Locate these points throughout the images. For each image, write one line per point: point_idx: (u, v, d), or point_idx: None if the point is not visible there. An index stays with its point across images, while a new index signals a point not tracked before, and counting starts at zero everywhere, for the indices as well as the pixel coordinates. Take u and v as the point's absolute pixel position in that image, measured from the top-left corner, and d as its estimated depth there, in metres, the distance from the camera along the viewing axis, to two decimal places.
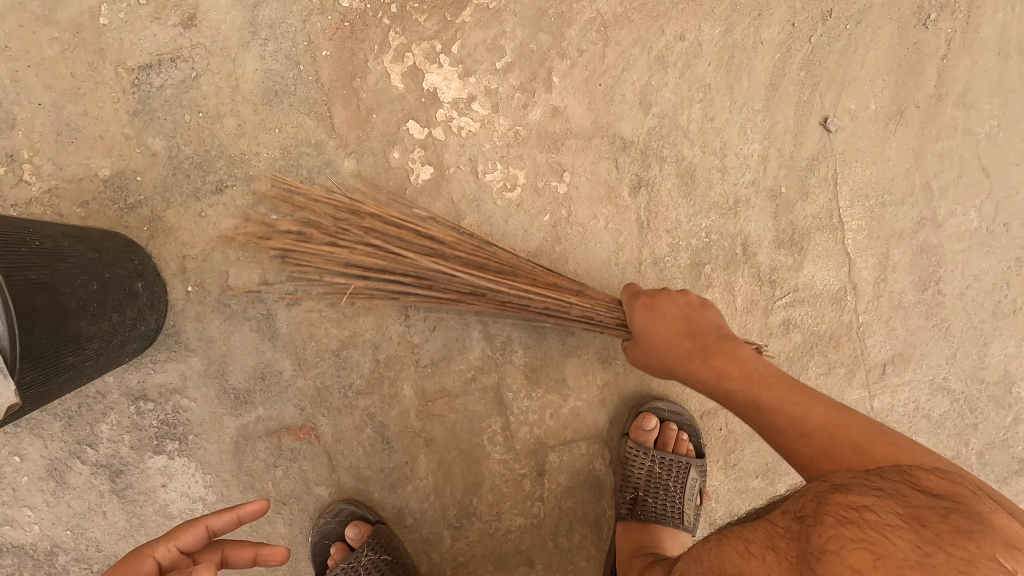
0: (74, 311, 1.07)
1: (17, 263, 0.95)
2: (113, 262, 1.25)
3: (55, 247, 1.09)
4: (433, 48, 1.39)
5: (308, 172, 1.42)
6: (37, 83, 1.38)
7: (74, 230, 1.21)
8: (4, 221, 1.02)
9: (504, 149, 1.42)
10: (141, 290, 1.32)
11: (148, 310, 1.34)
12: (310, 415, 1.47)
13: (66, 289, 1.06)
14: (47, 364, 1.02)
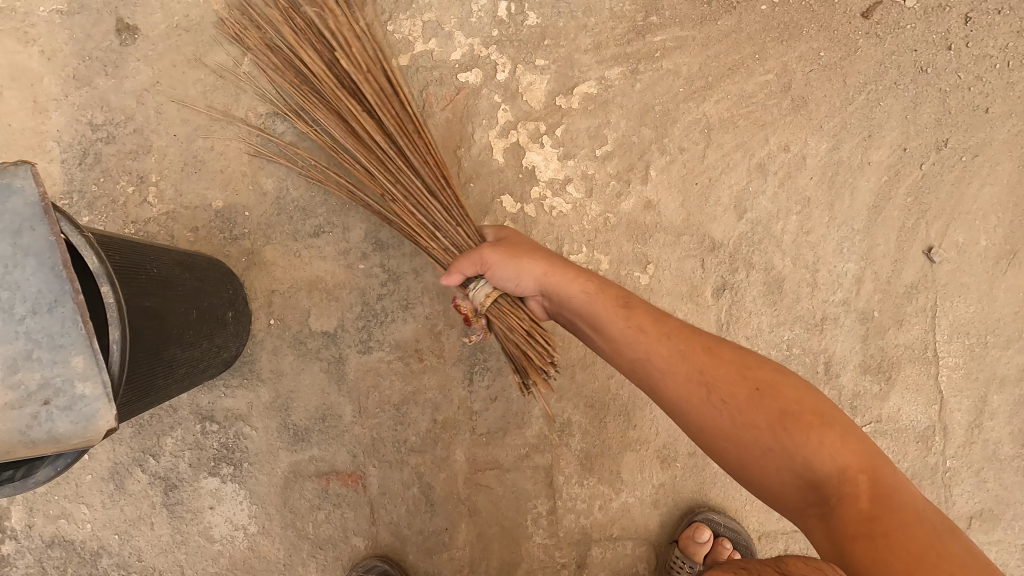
0: (173, 339, 1.14)
1: (136, 290, 1.02)
2: (213, 290, 1.33)
3: (167, 273, 1.16)
4: (538, 129, 1.44)
5: None
6: (177, 117, 1.51)
7: (186, 255, 1.30)
8: (133, 246, 1.10)
9: (592, 234, 1.43)
10: (230, 319, 1.38)
11: (232, 338, 1.40)
12: (360, 464, 1.48)
13: (170, 315, 1.12)
14: (141, 386, 1.08)
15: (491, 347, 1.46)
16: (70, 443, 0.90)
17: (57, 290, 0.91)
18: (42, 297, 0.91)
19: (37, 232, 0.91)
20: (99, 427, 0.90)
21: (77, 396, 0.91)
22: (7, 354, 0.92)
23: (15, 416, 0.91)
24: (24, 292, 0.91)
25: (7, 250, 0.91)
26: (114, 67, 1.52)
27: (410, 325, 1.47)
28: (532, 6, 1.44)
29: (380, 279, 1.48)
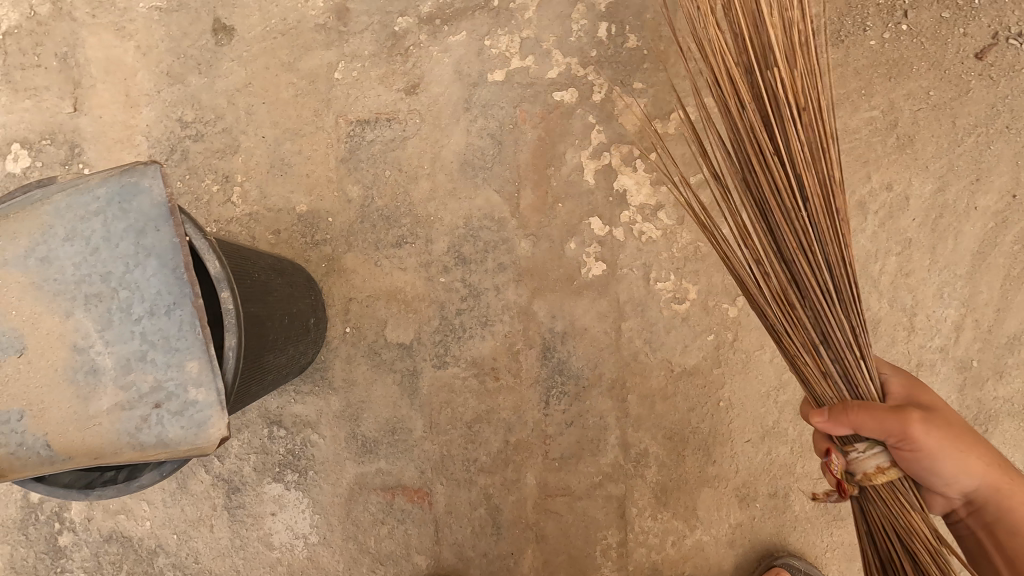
0: (269, 344, 1.13)
1: (247, 295, 1.02)
2: (300, 297, 1.32)
3: (268, 279, 1.16)
4: (632, 151, 1.42)
5: (484, 245, 1.45)
6: (267, 119, 1.51)
7: (277, 260, 1.28)
8: (238, 249, 1.10)
9: (681, 261, 1.41)
10: (312, 325, 1.37)
11: (312, 345, 1.39)
12: (428, 480, 1.46)
13: (269, 320, 1.12)
14: (239, 391, 1.07)
15: (569, 370, 1.43)
16: (178, 448, 0.89)
17: (177, 292, 0.91)
18: (161, 297, 0.91)
19: (161, 232, 0.91)
20: (210, 434, 0.89)
21: (189, 401, 0.90)
22: (122, 353, 0.91)
23: (125, 416, 0.90)
24: (143, 291, 0.91)
25: (129, 248, 0.91)
26: (208, 66, 1.52)
27: (487, 343, 1.45)
28: (633, 29, 1.42)
29: (461, 294, 1.46)
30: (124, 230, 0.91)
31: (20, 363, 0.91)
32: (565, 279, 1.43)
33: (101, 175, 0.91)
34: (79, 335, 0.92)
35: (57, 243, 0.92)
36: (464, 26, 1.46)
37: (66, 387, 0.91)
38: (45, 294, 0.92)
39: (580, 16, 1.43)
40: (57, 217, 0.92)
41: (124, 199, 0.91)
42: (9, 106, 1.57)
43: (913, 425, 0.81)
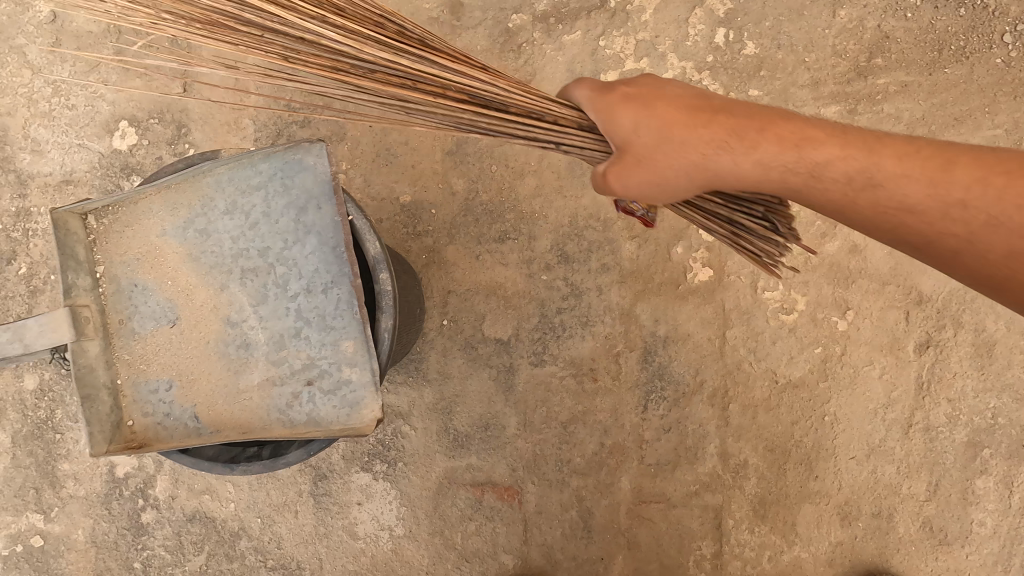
0: None
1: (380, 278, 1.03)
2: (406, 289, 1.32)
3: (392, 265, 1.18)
4: None
5: (589, 244, 1.45)
6: (374, 108, 1.51)
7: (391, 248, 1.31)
8: None
9: (790, 272, 1.39)
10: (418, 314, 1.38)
11: (415, 334, 1.40)
12: (519, 479, 1.44)
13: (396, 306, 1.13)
14: None
15: (670, 376, 1.41)
16: (330, 427, 0.89)
17: (335, 271, 0.90)
18: (318, 276, 0.91)
19: (321, 211, 0.90)
20: (365, 414, 0.88)
21: (343, 381, 0.90)
22: (275, 330, 0.91)
23: (276, 392, 0.91)
24: (300, 269, 0.91)
25: (288, 225, 0.91)
26: None
27: (587, 343, 1.44)
28: (753, 36, 1.41)
29: (562, 293, 1.45)
30: (284, 207, 0.90)
31: (173, 334, 0.92)
32: (670, 284, 1.42)
33: (264, 150, 0.90)
34: (233, 309, 0.92)
35: (217, 215, 0.92)
36: (579, 25, 1.46)
37: (217, 360, 0.92)
38: (201, 266, 0.92)
39: (699, 20, 1.42)
40: (217, 190, 0.92)
41: (285, 175, 0.91)
42: (118, 84, 1.58)
43: (701, 174, 0.80)
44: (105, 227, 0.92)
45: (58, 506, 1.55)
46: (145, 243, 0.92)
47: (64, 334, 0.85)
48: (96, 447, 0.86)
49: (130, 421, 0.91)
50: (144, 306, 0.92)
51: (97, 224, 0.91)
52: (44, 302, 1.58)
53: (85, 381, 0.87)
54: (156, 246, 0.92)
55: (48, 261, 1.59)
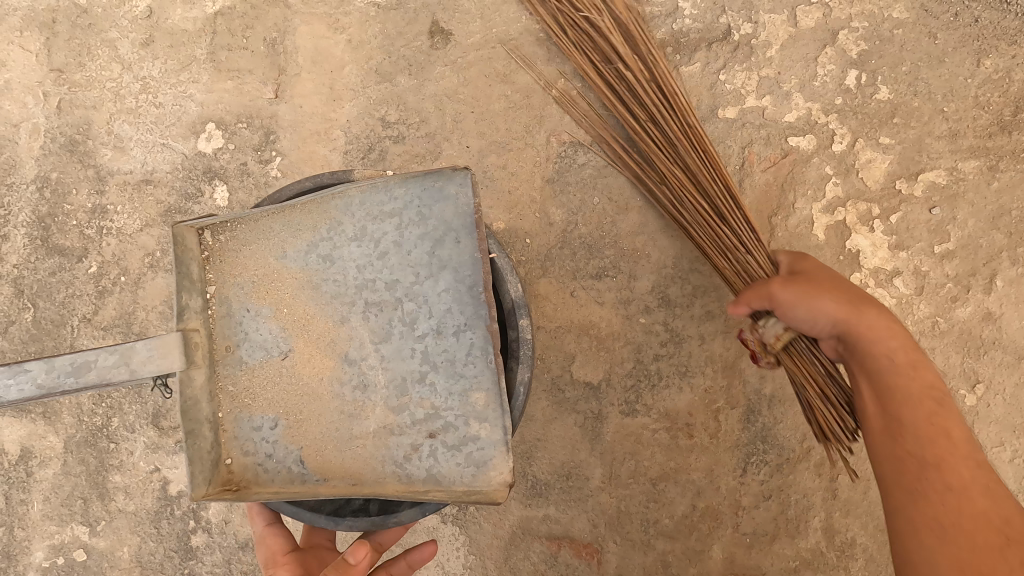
0: None
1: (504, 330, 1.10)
2: None
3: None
4: (870, 211, 1.31)
5: (694, 289, 1.35)
6: (473, 128, 1.44)
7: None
8: None
9: (915, 336, 1.29)
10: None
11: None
12: (600, 536, 1.33)
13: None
14: None
15: (774, 438, 1.30)
16: (452, 486, 0.91)
17: (472, 313, 0.95)
18: (451, 317, 0.95)
19: (462, 243, 0.95)
20: (495, 475, 0.90)
21: (469, 437, 0.93)
22: (399, 373, 0.96)
23: (395, 442, 0.94)
24: (432, 307, 0.96)
25: (422, 258, 0.96)
26: (419, 68, 1.47)
27: (685, 396, 1.33)
28: (887, 81, 1.33)
29: (661, 338, 1.35)
30: (420, 237, 0.96)
31: (284, 367, 0.96)
32: None
33: (403, 176, 0.95)
34: (353, 345, 0.97)
35: (344, 243, 0.97)
36: (698, 57, 1.38)
37: (332, 398, 0.96)
38: (322, 295, 0.97)
39: (829, 60, 1.34)
40: (346, 212, 0.97)
41: (422, 204, 0.96)
42: (208, 85, 1.53)
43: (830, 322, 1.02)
44: (223, 244, 0.96)
45: (105, 520, 1.47)
46: (265, 264, 0.97)
47: (174, 361, 0.83)
48: (199, 489, 0.84)
49: (230, 460, 0.92)
50: (257, 334, 0.96)
51: (214, 241, 0.95)
52: (112, 303, 1.52)
53: (192, 413, 0.87)
54: (275, 269, 0.97)
55: (120, 261, 1.53)
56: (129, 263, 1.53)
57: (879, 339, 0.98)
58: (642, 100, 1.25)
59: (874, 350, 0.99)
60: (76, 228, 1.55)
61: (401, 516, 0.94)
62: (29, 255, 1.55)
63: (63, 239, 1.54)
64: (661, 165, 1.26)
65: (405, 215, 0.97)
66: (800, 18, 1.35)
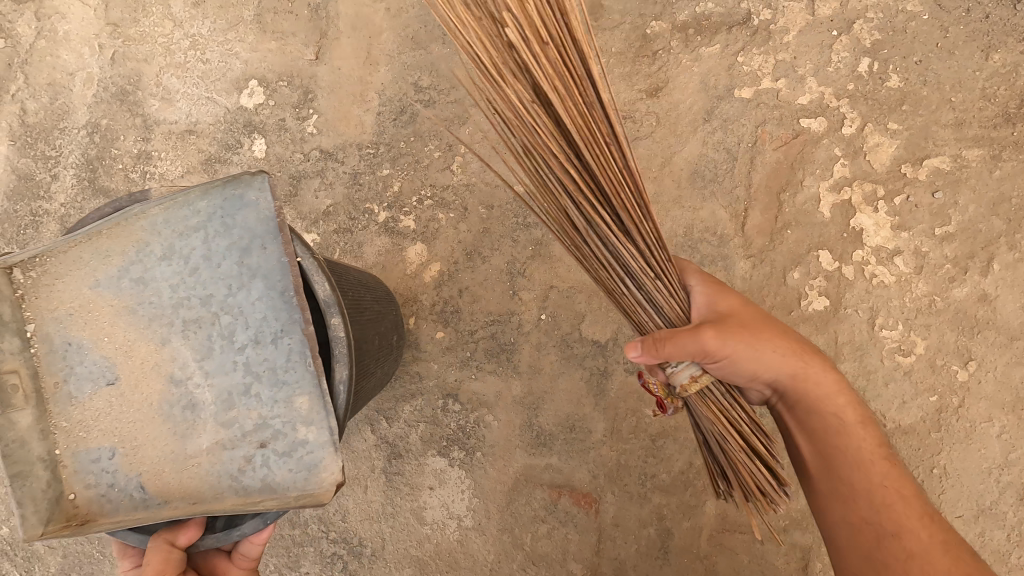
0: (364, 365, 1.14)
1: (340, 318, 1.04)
2: (388, 311, 1.32)
3: (358, 294, 1.17)
4: (875, 192, 1.38)
5: (702, 257, 1.42)
6: None
7: (364, 276, 1.27)
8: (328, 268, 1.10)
9: (912, 312, 1.34)
10: (393, 343, 1.33)
11: (393, 361, 1.36)
12: (599, 487, 1.39)
13: (366, 341, 1.14)
14: None
15: None
16: (286, 492, 0.90)
17: (285, 318, 0.92)
18: (264, 326, 0.93)
19: (266, 250, 0.91)
20: (322, 476, 0.89)
21: (298, 441, 0.91)
22: (223, 387, 0.93)
23: (227, 457, 0.92)
24: (246, 318, 0.93)
25: (229, 269, 0.92)
26: (453, 38, 1.55)
27: None
28: (898, 69, 1.39)
29: None
30: (225, 249, 0.92)
31: (113, 396, 0.93)
32: (782, 308, 1.38)
33: (200, 189, 0.90)
34: (175, 366, 0.93)
35: (153, 264, 0.92)
36: (718, 40, 1.46)
37: (161, 421, 0.93)
38: (139, 318, 0.93)
39: (843, 47, 1.41)
40: (151, 235, 0.92)
41: (225, 214, 0.91)
42: (254, 45, 1.63)
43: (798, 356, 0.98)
44: (33, 281, 0.91)
45: None
46: (76, 297, 0.92)
47: None
48: (30, 532, 0.86)
49: (72, 496, 0.91)
50: (81, 367, 0.92)
51: (24, 278, 0.90)
52: None
53: (19, 456, 0.87)
54: (89, 300, 0.92)
55: None
56: None
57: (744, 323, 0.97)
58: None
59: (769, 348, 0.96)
60: (122, 171, 1.64)
61: (244, 527, 0.95)
62: (77, 195, 1.65)
63: (109, 181, 1.64)
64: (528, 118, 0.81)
65: (212, 227, 0.92)
66: (817, 7, 1.43)
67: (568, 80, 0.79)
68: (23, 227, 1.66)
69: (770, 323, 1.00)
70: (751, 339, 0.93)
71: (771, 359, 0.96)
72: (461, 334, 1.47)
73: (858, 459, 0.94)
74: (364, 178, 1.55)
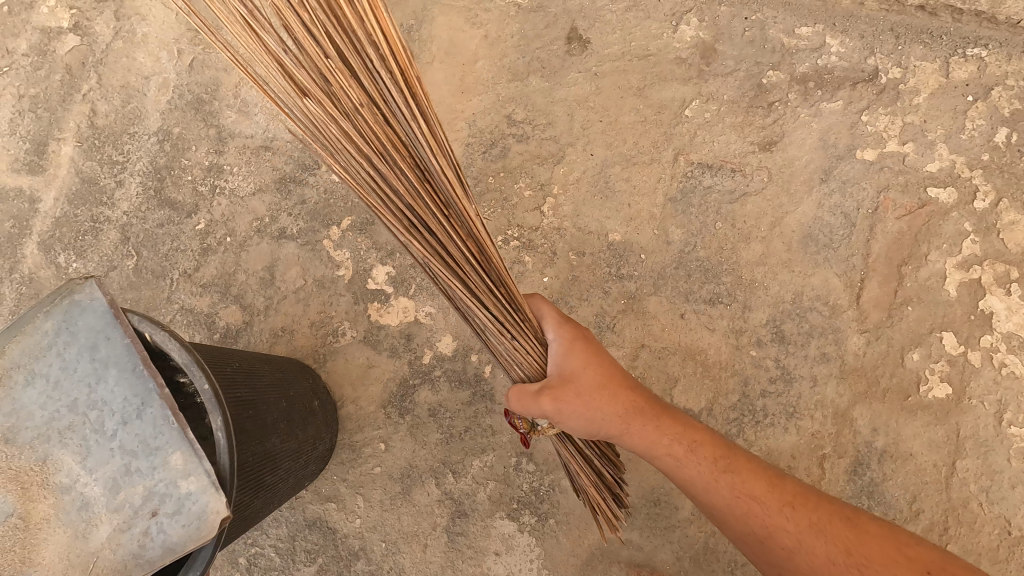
0: (271, 428, 1.08)
1: (229, 382, 1.01)
2: (295, 380, 1.27)
3: (245, 361, 1.13)
4: (1008, 273, 1.26)
5: (810, 328, 1.31)
6: (601, 138, 1.43)
7: (260, 352, 1.24)
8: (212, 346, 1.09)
9: None
10: (316, 409, 1.29)
11: (325, 428, 1.32)
12: (683, 570, 1.28)
13: (266, 406, 1.08)
14: (252, 485, 1.01)
15: (881, 495, 1.24)
16: (184, 547, 0.85)
17: (142, 391, 0.89)
18: (128, 405, 0.89)
19: (112, 341, 0.90)
20: (212, 519, 0.85)
21: (182, 495, 0.86)
22: (106, 475, 0.88)
23: (125, 539, 0.86)
24: (112, 406, 0.89)
25: (86, 368, 0.90)
26: (552, 72, 1.47)
27: (790, 437, 1.28)
28: None
29: (770, 375, 1.31)
30: (77, 353, 0.90)
31: (9, 530, 0.86)
32: (897, 392, 1.27)
33: (41, 309, 0.91)
34: (61, 475, 0.88)
35: (19, 392, 0.89)
36: (841, 95, 1.36)
37: (58, 531, 0.87)
38: (17, 447, 0.88)
39: (979, 114, 1.31)
40: (10, 370, 0.89)
41: (66, 322, 0.91)
42: None
43: (661, 442, 1.02)
44: None
45: None
46: None
47: None
48: None
49: None
50: None
51: None
52: (214, 262, 1.52)
53: None
54: None
55: (227, 222, 1.53)
56: (236, 225, 1.53)
57: (629, 417, 1.01)
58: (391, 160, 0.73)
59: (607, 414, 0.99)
60: (190, 183, 1.56)
61: None
62: (141, 204, 1.57)
63: (175, 193, 1.56)
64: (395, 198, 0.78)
65: (60, 340, 0.91)
66: (952, 69, 1.33)
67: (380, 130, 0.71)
68: (81, 233, 1.58)
69: (660, 426, 1.02)
70: (578, 409, 0.96)
71: (661, 435, 1.02)
72: None
73: (722, 493, 0.98)
74: None
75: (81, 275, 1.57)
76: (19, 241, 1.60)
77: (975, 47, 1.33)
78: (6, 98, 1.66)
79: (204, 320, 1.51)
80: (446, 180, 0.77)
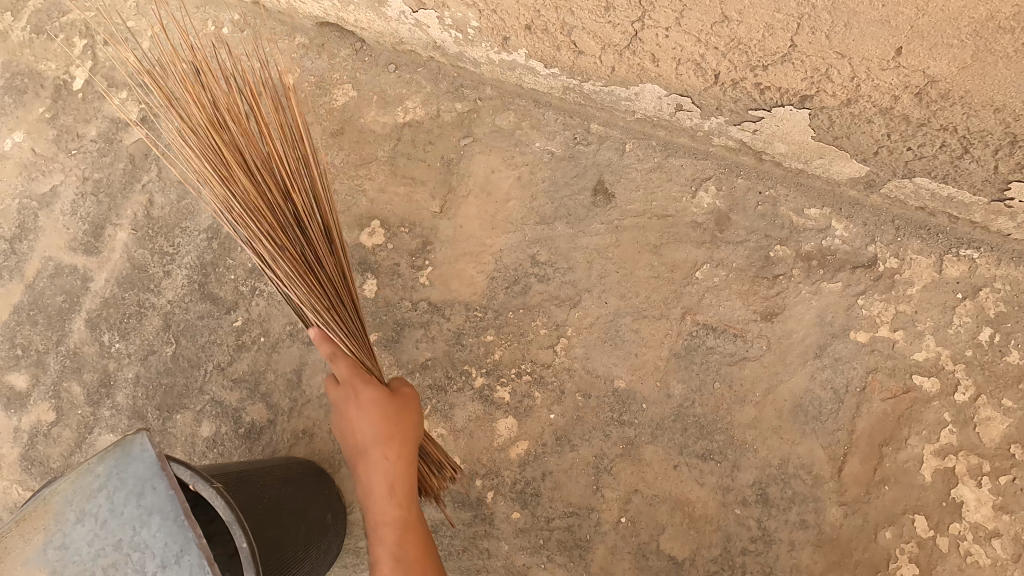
0: (289, 559, 1.19)
1: (258, 524, 1.13)
2: (314, 497, 1.38)
3: (277, 491, 1.25)
4: (981, 465, 1.36)
5: (793, 494, 1.41)
6: (616, 287, 1.54)
7: (286, 471, 1.36)
8: (245, 477, 1.21)
9: None
10: (330, 520, 1.40)
11: (335, 539, 1.42)
12: None
13: (287, 539, 1.19)
14: None
15: None
16: None
17: (182, 538, 0.98)
18: (168, 550, 0.98)
19: (156, 490, 1.00)
20: None
21: None
22: None
23: None
24: (152, 549, 0.98)
25: (132, 512, 1.00)
26: (578, 219, 1.57)
27: None
28: (1019, 345, 1.39)
29: (751, 534, 1.41)
30: (125, 497, 1.00)
31: None
32: (867, 565, 1.37)
33: (97, 455, 1.02)
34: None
35: (70, 527, 1.00)
36: (841, 276, 1.46)
37: None
38: None
39: (966, 312, 1.41)
40: (64, 507, 1.01)
41: (118, 468, 1.01)
42: (382, 184, 1.67)
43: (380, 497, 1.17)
44: None
45: None
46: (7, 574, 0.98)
47: None
48: None
49: None
50: None
51: None
52: (246, 359, 1.64)
53: None
54: None
55: (263, 322, 1.66)
56: (270, 326, 1.65)
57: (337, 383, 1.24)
58: (263, 165, 1.31)
59: (407, 477, 1.18)
60: (232, 282, 1.68)
61: None
62: (184, 295, 1.69)
63: (218, 289, 1.68)
64: (275, 151, 1.32)
65: (111, 483, 1.01)
66: (945, 265, 1.43)
67: (239, 145, 1.31)
68: (126, 315, 1.71)
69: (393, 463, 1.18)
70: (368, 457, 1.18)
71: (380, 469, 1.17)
72: (536, 519, 1.48)
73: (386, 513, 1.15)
74: (466, 339, 1.57)
75: (122, 354, 1.69)
76: (69, 316, 1.73)
77: (968, 248, 1.43)
78: (72, 179, 1.79)
79: (231, 413, 1.63)
80: (290, 157, 1.32)
